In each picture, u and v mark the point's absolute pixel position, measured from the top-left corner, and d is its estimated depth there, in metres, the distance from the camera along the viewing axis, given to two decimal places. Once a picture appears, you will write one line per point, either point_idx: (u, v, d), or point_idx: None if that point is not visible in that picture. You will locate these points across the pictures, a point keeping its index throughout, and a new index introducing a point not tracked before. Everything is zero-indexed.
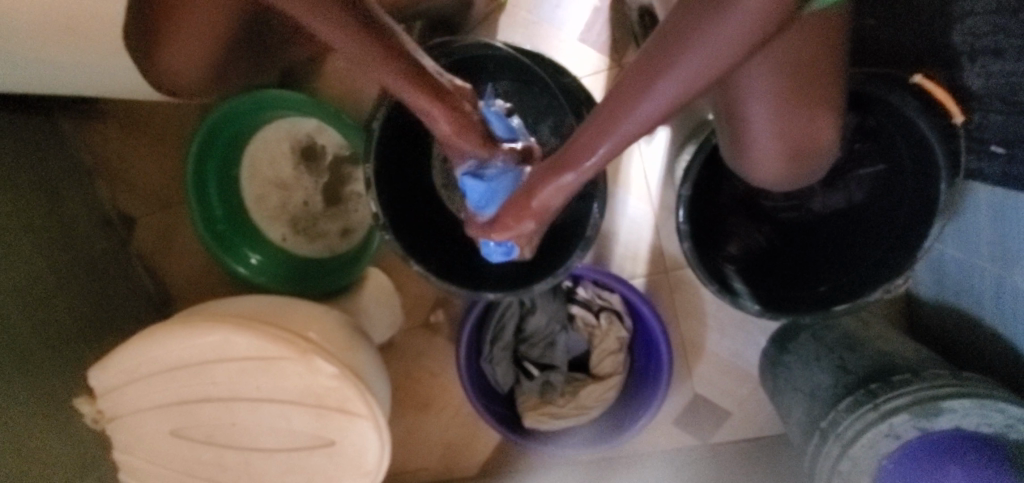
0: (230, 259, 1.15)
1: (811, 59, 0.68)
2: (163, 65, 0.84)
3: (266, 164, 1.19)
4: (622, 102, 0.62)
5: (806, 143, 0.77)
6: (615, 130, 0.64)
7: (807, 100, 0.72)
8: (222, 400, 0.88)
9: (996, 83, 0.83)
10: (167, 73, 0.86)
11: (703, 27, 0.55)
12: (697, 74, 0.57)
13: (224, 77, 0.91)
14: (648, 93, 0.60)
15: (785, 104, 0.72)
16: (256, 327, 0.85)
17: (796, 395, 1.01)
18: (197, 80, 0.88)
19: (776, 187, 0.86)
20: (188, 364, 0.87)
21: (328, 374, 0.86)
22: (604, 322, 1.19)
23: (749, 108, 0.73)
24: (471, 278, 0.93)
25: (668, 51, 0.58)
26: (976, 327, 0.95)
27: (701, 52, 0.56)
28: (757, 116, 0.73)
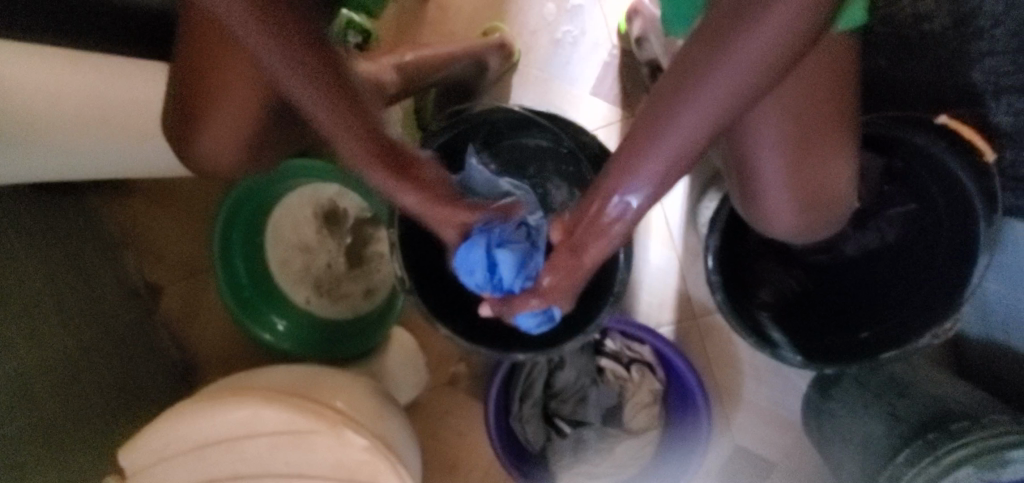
0: (256, 327, 1.16)
1: (824, 94, 0.70)
2: (198, 150, 0.85)
3: (290, 230, 1.20)
4: (653, 132, 0.67)
5: (824, 187, 0.77)
6: (648, 160, 0.68)
7: (825, 138, 0.73)
8: (251, 476, 0.86)
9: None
10: (201, 156, 0.86)
11: (723, 49, 0.62)
12: (723, 92, 0.63)
13: (263, 157, 0.89)
14: (676, 121, 0.65)
15: (805, 139, 0.73)
16: (284, 400, 0.84)
17: (848, 446, 0.96)
18: (231, 162, 0.87)
19: (791, 241, 0.84)
20: (216, 441, 0.86)
21: (358, 446, 0.83)
22: (636, 374, 1.16)
23: (768, 150, 0.73)
24: (499, 337, 0.92)
25: (690, 81, 0.64)
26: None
27: (728, 74, 0.62)
28: (777, 155, 0.74)
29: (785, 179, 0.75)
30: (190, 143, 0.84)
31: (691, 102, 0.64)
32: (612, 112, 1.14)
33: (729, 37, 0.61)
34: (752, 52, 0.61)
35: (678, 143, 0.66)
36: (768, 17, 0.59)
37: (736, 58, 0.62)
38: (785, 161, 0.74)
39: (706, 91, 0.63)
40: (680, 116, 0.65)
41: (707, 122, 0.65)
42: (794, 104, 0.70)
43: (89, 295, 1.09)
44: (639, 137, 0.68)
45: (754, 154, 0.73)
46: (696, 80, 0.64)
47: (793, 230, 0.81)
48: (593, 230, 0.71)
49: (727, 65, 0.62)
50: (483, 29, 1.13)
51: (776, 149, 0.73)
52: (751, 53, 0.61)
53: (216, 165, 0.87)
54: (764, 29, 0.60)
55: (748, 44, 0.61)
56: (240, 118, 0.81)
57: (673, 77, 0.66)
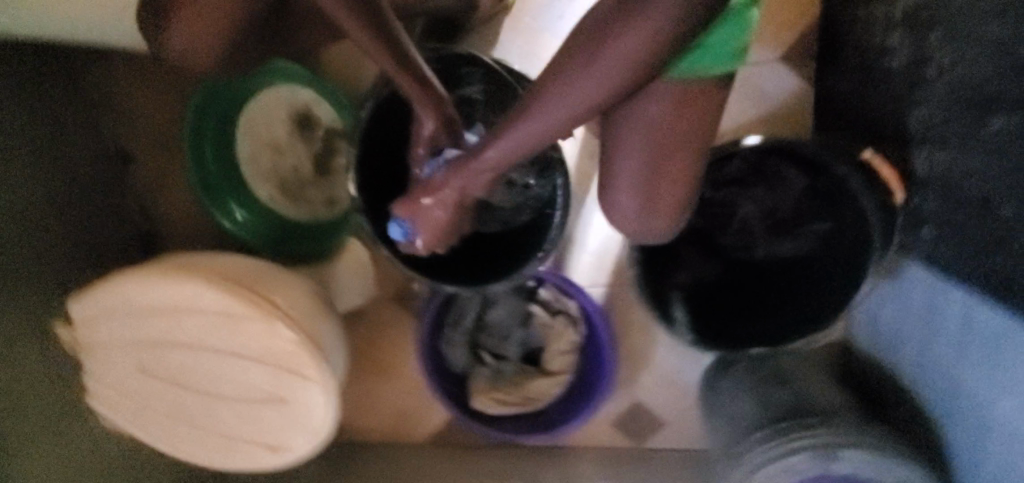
0: (217, 213, 1.21)
1: (675, 129, 0.72)
2: (171, 46, 0.86)
3: (261, 126, 1.22)
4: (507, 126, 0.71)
5: (663, 203, 0.80)
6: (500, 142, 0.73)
7: (670, 162, 0.76)
8: (190, 347, 0.96)
9: (937, 171, 0.86)
10: (175, 53, 0.87)
11: (591, 52, 0.62)
12: (575, 97, 0.65)
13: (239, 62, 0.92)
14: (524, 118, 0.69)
15: (664, 155, 0.75)
16: (226, 286, 0.92)
17: (724, 417, 1.09)
18: (208, 64, 0.89)
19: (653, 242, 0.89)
20: (160, 310, 0.94)
21: (289, 339, 0.93)
22: (559, 324, 1.26)
23: (634, 163, 0.76)
24: (440, 272, 1.02)
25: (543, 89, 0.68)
26: (896, 384, 1.03)
27: (584, 79, 0.64)
28: (639, 163, 0.76)
29: (642, 184, 0.78)
30: (165, 35, 0.85)
31: (538, 107, 0.68)
32: None
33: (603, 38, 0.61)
34: (610, 61, 0.62)
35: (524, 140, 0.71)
36: (624, 35, 0.60)
37: (583, 74, 0.64)
38: (630, 175, 0.77)
39: (548, 100, 0.66)
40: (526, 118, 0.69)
41: (551, 126, 0.68)
42: (656, 124, 0.72)
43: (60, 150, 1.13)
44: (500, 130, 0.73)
45: (624, 163, 0.77)
46: (546, 89, 0.67)
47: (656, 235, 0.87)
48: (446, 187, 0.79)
49: (575, 77, 0.64)
50: None
51: (636, 161, 0.76)
52: (594, 73, 0.63)
53: (190, 62, 0.88)
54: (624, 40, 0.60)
55: (606, 54, 0.62)
56: (224, 18, 0.84)
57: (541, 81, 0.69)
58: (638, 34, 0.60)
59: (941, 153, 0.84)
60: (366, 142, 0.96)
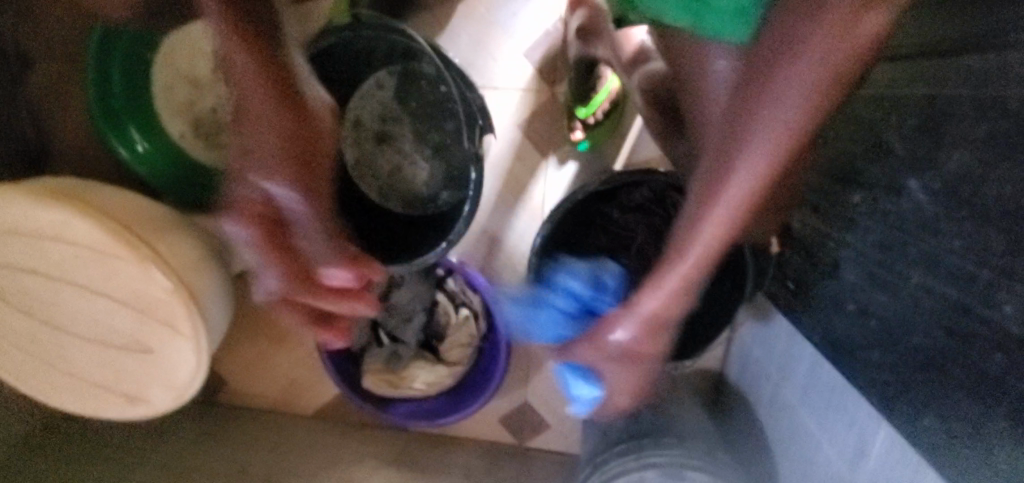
0: (115, 140, 1.13)
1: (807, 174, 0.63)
2: None
3: (183, 58, 1.16)
4: (720, 189, 0.60)
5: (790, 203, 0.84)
6: (720, 204, 0.61)
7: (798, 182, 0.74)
8: (51, 279, 0.89)
9: (811, 232, 0.95)
10: None
11: (774, 80, 0.54)
12: (767, 157, 0.56)
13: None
14: (735, 178, 0.59)
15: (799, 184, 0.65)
16: (101, 220, 0.86)
17: (596, 427, 1.14)
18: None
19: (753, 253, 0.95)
20: (22, 234, 0.86)
21: (163, 287, 0.88)
22: (461, 317, 1.26)
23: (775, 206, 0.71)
24: (346, 245, 1.02)
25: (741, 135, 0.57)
26: (755, 418, 1.13)
27: (769, 133, 0.55)
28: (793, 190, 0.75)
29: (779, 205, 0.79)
30: None
31: (745, 158, 0.57)
32: (536, 83, 1.17)
33: (781, 74, 0.53)
34: (787, 101, 0.54)
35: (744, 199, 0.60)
36: (805, 58, 0.52)
37: (789, 104, 0.54)
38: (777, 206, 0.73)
39: (760, 157, 0.56)
40: (740, 178, 0.58)
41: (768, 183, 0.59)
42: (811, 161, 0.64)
43: None
44: (705, 178, 0.62)
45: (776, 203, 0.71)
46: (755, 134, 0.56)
47: (764, 232, 0.89)
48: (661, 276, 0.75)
49: (780, 103, 0.54)
50: None
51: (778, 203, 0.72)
52: (812, 95, 0.53)
53: None
54: (810, 67, 0.52)
55: (789, 92, 0.53)
56: None
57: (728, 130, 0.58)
58: (814, 52, 0.51)
59: (818, 217, 0.93)
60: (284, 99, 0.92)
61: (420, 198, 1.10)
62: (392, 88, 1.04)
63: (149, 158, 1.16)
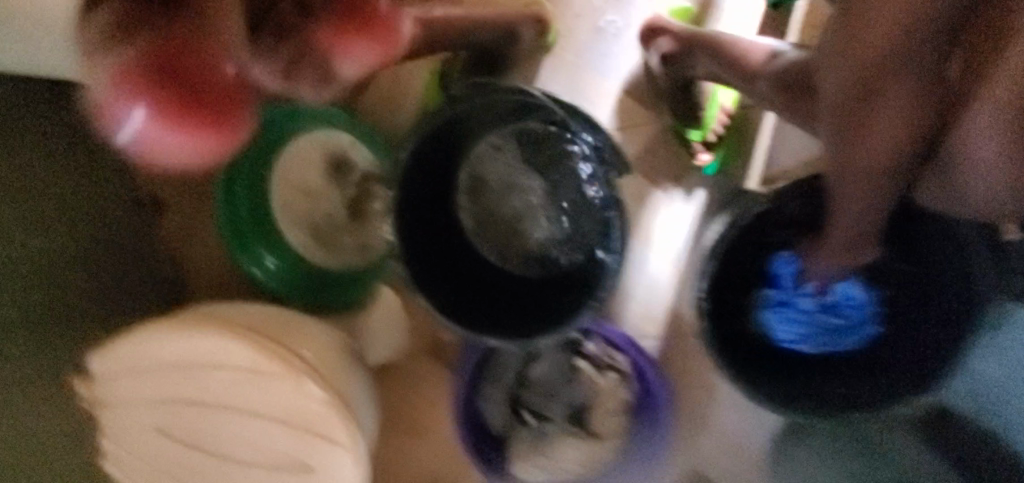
0: (246, 260, 1.17)
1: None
2: None
3: (296, 171, 1.18)
4: (853, 142, 0.66)
5: None
6: (867, 150, 0.65)
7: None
8: (210, 406, 0.87)
9: None
10: None
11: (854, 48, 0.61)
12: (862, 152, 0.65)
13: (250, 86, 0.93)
14: (876, 130, 0.64)
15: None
16: (252, 337, 0.85)
17: None
18: None
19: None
20: (181, 365, 0.87)
21: (317, 398, 0.85)
22: (609, 382, 1.14)
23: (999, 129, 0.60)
24: (484, 321, 0.93)
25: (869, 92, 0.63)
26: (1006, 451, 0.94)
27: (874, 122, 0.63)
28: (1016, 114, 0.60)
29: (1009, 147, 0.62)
30: None
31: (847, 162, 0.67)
32: (645, 115, 1.09)
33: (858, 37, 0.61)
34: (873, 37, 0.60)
35: (893, 143, 0.64)
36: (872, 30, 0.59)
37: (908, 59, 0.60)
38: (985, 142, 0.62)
39: (892, 105, 0.62)
40: (880, 127, 0.63)
41: (908, 129, 0.63)
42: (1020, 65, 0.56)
43: None
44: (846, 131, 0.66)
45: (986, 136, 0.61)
46: (893, 78, 0.61)
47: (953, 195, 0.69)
48: (841, 239, 0.75)
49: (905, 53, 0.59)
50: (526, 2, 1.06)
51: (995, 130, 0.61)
52: (927, 58, 0.60)
53: None
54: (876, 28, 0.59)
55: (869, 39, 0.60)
56: None
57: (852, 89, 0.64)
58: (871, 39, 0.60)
59: None
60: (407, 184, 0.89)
61: (547, 260, 1.01)
62: (504, 150, 0.99)
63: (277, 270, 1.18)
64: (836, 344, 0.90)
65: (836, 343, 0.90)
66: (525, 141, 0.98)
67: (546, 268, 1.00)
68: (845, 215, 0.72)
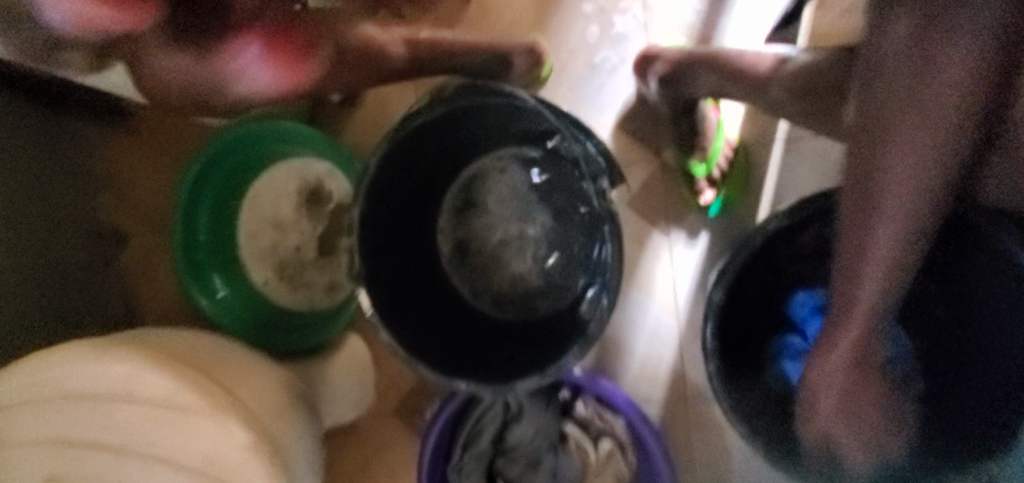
0: (197, 290, 1.06)
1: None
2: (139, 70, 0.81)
3: (267, 201, 1.09)
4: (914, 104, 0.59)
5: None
6: (922, 148, 0.60)
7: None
8: (112, 451, 0.71)
9: None
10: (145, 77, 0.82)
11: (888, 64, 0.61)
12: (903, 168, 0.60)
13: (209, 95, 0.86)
14: (937, 89, 0.59)
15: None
16: (178, 366, 0.72)
17: None
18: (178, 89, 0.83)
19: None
20: (88, 397, 0.72)
21: (243, 444, 0.70)
22: (602, 452, 0.97)
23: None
24: (455, 363, 0.80)
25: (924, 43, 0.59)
26: None
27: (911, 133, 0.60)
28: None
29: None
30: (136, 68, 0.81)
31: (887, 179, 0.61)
32: (642, 150, 1.01)
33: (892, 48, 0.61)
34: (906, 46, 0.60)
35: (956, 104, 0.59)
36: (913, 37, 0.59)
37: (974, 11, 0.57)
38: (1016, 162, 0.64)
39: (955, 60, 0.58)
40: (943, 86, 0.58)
41: (969, 93, 0.58)
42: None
43: (35, 215, 0.99)
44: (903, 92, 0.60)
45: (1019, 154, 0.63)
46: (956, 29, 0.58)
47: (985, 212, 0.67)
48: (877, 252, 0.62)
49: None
50: (522, 33, 1.03)
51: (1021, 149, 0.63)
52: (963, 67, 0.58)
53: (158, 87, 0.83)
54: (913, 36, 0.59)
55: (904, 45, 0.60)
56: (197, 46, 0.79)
57: (907, 82, 0.60)
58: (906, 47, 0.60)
59: None
60: (375, 200, 0.78)
61: (534, 301, 0.90)
62: (491, 178, 0.90)
63: (234, 303, 1.08)
64: (878, 397, 0.79)
65: (875, 397, 0.80)
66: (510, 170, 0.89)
67: (531, 309, 0.90)
68: (888, 209, 0.61)
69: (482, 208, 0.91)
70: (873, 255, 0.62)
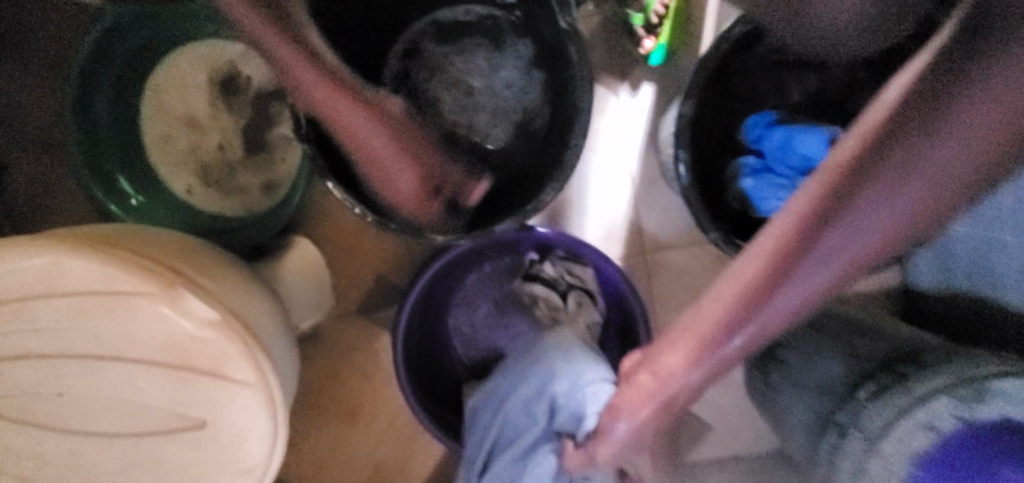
0: (105, 197, 0.90)
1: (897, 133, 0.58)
2: None
3: (174, 96, 0.94)
4: (907, 157, 0.39)
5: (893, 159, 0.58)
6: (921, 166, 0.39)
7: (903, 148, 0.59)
8: (51, 359, 0.62)
9: None
10: None
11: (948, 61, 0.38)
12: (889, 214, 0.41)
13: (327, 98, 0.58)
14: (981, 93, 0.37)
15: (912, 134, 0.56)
16: (122, 257, 0.60)
17: (797, 393, 0.85)
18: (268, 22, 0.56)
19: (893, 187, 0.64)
20: (30, 298, 0.61)
21: (202, 320, 0.61)
22: (573, 305, 0.95)
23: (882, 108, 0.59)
24: None
25: (912, 151, 0.39)
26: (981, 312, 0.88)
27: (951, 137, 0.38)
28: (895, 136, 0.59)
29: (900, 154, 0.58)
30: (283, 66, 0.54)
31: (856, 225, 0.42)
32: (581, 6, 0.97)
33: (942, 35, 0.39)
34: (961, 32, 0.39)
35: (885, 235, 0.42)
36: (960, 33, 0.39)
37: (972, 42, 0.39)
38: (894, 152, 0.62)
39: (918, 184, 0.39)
40: (958, 138, 0.38)
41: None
42: None
43: None
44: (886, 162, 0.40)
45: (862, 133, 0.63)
46: (1013, 56, 0.36)
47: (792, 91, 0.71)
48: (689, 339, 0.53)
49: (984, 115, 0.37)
50: None
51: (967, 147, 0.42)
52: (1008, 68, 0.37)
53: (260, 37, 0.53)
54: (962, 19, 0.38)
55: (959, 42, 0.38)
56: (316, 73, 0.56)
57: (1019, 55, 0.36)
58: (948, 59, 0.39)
59: None
60: None
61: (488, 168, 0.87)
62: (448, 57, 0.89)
63: None
64: None
65: None
66: (506, 49, 0.88)
67: None
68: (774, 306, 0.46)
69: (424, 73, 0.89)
70: (768, 318, 0.47)
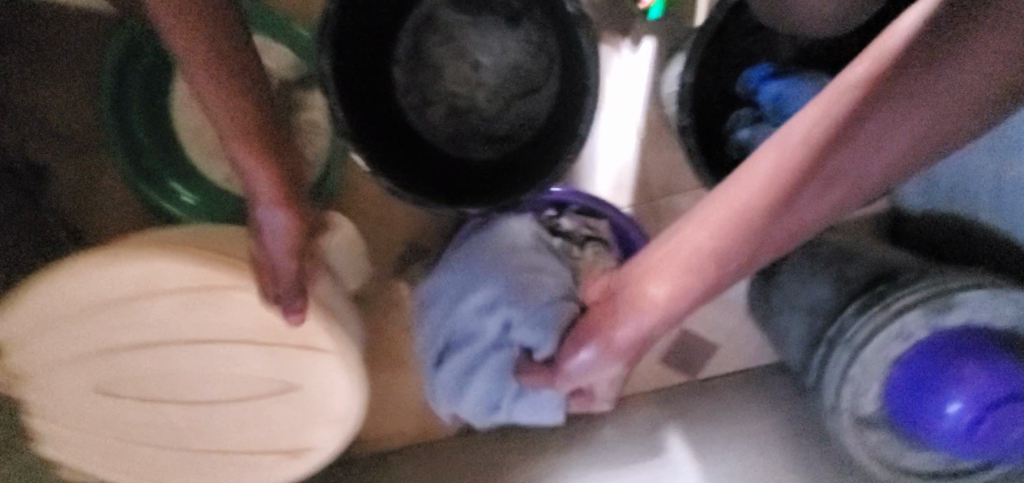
0: (156, 195, 0.99)
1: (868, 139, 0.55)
2: None
3: None
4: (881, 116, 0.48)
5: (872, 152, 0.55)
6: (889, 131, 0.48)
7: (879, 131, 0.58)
8: (159, 346, 0.74)
9: None
10: None
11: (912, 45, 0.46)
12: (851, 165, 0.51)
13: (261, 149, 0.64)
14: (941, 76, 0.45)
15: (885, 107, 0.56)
16: (208, 257, 0.70)
17: (795, 313, 0.97)
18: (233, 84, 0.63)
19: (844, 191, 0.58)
20: (133, 298, 0.71)
21: (286, 303, 0.72)
22: (590, 255, 1.02)
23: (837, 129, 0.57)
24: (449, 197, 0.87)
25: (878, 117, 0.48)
26: (960, 230, 0.98)
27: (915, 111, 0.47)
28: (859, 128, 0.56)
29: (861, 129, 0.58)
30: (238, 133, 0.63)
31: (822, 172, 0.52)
32: None
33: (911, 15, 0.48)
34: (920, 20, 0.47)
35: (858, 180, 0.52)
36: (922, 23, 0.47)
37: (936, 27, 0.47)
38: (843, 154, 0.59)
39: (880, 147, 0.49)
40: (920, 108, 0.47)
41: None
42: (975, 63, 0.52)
43: None
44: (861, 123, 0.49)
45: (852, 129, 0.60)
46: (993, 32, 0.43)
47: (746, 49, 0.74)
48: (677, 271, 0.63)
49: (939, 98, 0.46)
50: None
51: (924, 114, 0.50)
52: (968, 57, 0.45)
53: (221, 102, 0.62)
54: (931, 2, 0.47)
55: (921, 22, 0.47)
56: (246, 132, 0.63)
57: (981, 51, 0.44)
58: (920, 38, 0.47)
59: None
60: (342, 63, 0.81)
61: (503, 139, 0.98)
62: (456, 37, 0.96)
63: None
64: None
65: None
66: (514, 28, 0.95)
67: (487, 147, 0.98)
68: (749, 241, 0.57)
69: (436, 52, 0.97)
70: (784, 227, 0.55)
